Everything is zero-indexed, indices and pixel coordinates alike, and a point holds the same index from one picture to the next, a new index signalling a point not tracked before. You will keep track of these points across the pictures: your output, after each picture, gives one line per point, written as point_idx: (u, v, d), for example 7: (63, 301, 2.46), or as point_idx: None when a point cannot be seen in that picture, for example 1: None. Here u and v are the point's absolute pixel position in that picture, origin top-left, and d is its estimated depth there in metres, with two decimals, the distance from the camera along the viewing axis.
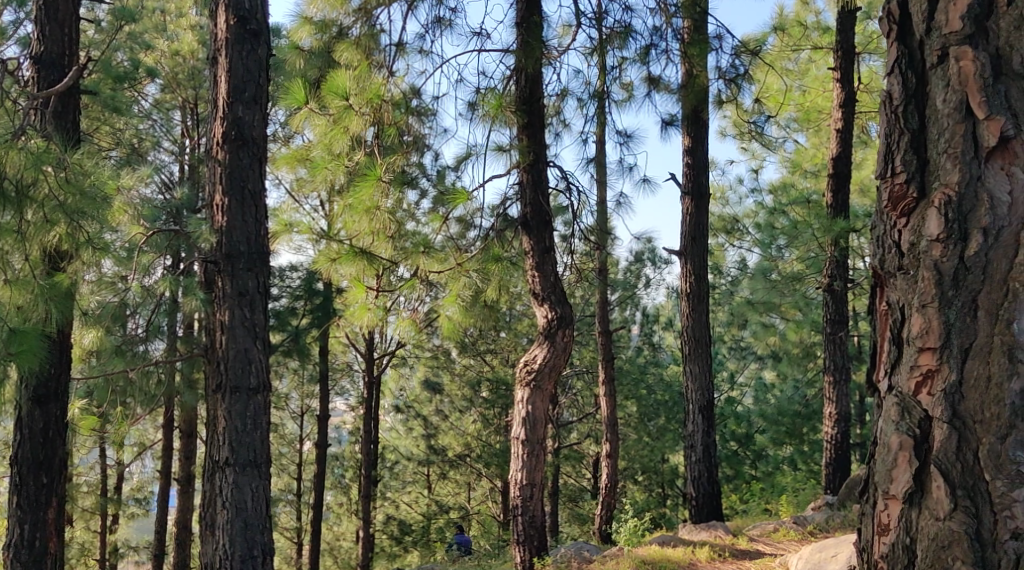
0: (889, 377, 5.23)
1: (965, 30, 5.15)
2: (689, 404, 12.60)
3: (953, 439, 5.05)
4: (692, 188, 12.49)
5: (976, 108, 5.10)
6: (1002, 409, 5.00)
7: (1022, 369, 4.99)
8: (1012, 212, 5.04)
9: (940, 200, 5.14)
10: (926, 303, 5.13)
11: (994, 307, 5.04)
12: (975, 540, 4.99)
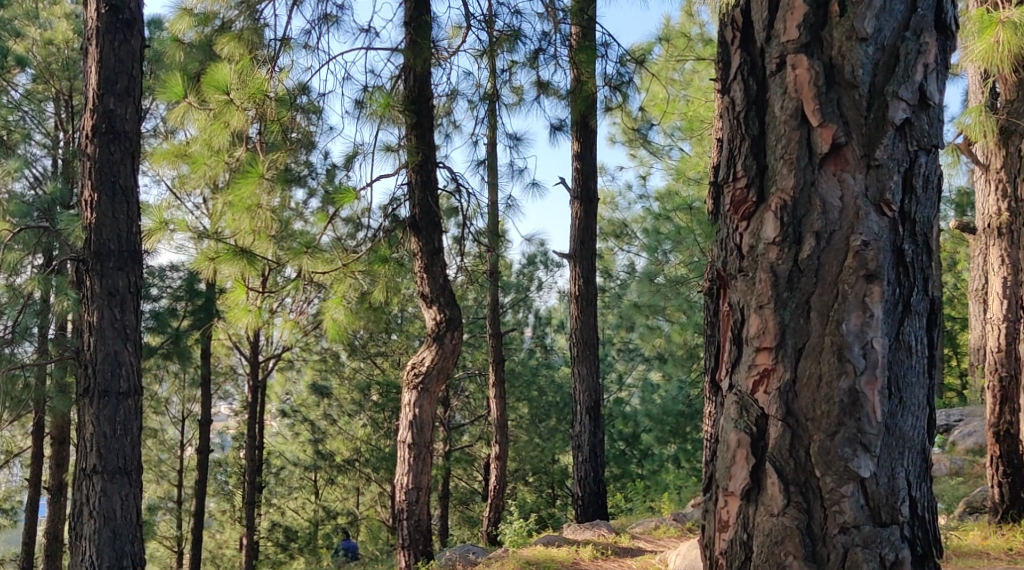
0: (729, 377, 5.35)
1: (802, 39, 5.30)
2: (577, 405, 12.68)
3: (787, 437, 5.20)
4: (581, 193, 12.57)
5: (811, 114, 5.26)
6: (832, 407, 5.16)
7: (850, 368, 5.16)
8: (844, 216, 5.21)
9: (776, 204, 5.27)
10: (763, 304, 5.27)
11: (825, 309, 5.20)
12: (807, 535, 5.14)
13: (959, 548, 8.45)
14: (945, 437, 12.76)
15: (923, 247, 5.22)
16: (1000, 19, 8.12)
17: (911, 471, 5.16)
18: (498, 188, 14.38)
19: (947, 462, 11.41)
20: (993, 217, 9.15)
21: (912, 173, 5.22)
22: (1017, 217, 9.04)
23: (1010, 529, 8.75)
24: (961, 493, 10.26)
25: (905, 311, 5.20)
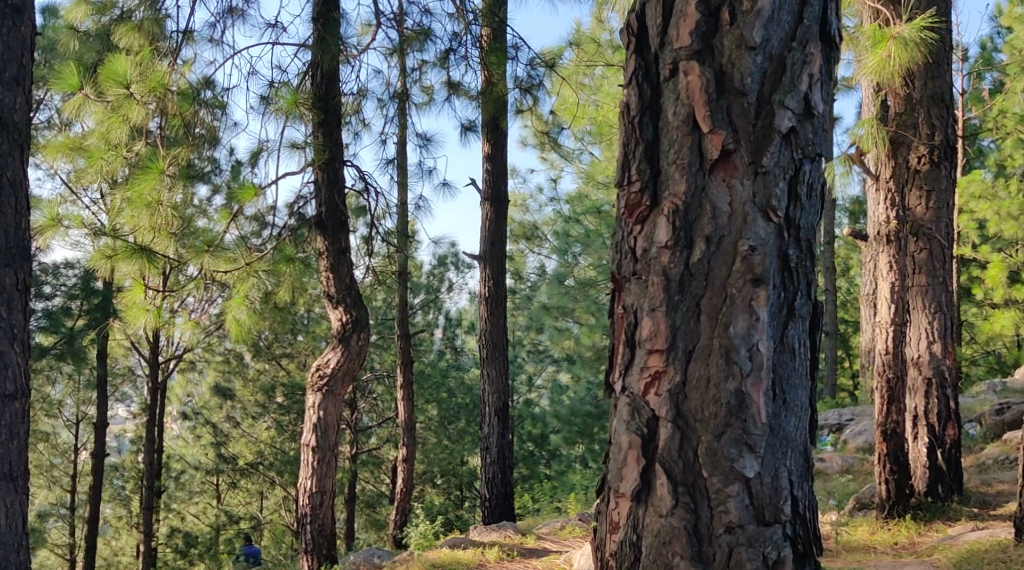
0: (622, 379, 5.40)
1: (694, 46, 5.37)
2: (485, 407, 12.65)
3: (676, 438, 5.27)
4: (492, 194, 12.50)
5: (702, 120, 5.33)
6: (720, 408, 5.24)
7: (736, 370, 5.24)
8: (733, 221, 5.29)
9: (668, 209, 5.34)
10: (655, 307, 5.33)
11: (715, 312, 5.28)
12: (693, 534, 5.22)
13: (848, 543, 8.62)
14: (838, 436, 13.02)
15: (807, 252, 5.32)
16: (893, 34, 8.31)
17: (793, 471, 5.26)
18: (406, 188, 14.35)
19: (838, 459, 11.65)
20: (880, 224, 9.34)
21: (797, 180, 5.32)
22: (906, 225, 9.26)
23: (898, 524, 8.99)
24: (849, 490, 10.49)
25: (789, 315, 5.30)
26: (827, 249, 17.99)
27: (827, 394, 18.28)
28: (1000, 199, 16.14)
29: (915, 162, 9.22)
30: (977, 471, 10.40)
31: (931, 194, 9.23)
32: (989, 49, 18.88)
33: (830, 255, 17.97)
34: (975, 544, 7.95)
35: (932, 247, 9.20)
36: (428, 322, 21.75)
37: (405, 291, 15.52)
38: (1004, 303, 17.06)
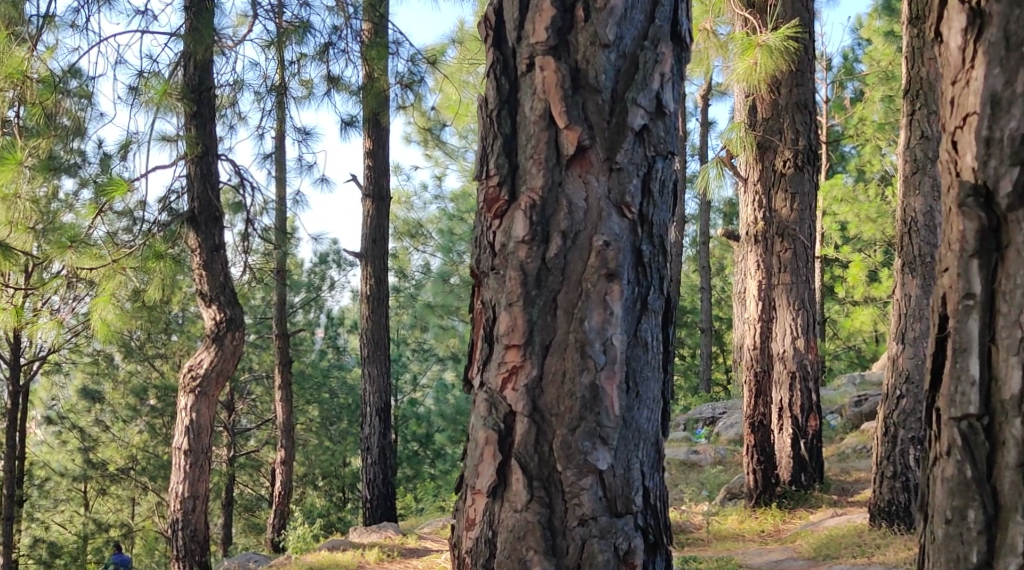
0: (479, 375, 4.56)
1: (549, 43, 4.55)
2: (365, 407, 11.74)
3: (532, 435, 4.44)
4: (372, 190, 11.77)
5: (558, 115, 4.51)
6: (575, 400, 4.43)
7: (591, 363, 4.44)
8: (592, 215, 4.49)
9: (526, 204, 4.50)
10: (512, 302, 4.49)
11: (572, 305, 4.46)
12: (548, 527, 4.39)
13: (718, 532, 8.78)
14: (711, 429, 13.18)
15: (660, 249, 4.57)
16: (759, 41, 8.33)
17: (646, 461, 4.48)
18: (284, 184, 14.17)
19: (711, 452, 11.79)
20: (748, 225, 9.53)
21: (650, 177, 4.56)
22: (772, 225, 9.42)
23: (765, 512, 9.16)
24: (720, 480, 10.62)
25: (642, 310, 4.53)
26: (702, 249, 18.28)
27: (701, 389, 18.56)
28: (861, 202, 16.61)
29: (780, 166, 9.33)
30: (837, 459, 10.72)
31: (797, 197, 9.31)
32: (851, 59, 19.46)
33: (705, 255, 18.24)
34: (834, 531, 8.14)
35: (796, 247, 9.34)
36: (310, 321, 21.51)
37: (283, 290, 15.29)
38: (864, 301, 17.54)
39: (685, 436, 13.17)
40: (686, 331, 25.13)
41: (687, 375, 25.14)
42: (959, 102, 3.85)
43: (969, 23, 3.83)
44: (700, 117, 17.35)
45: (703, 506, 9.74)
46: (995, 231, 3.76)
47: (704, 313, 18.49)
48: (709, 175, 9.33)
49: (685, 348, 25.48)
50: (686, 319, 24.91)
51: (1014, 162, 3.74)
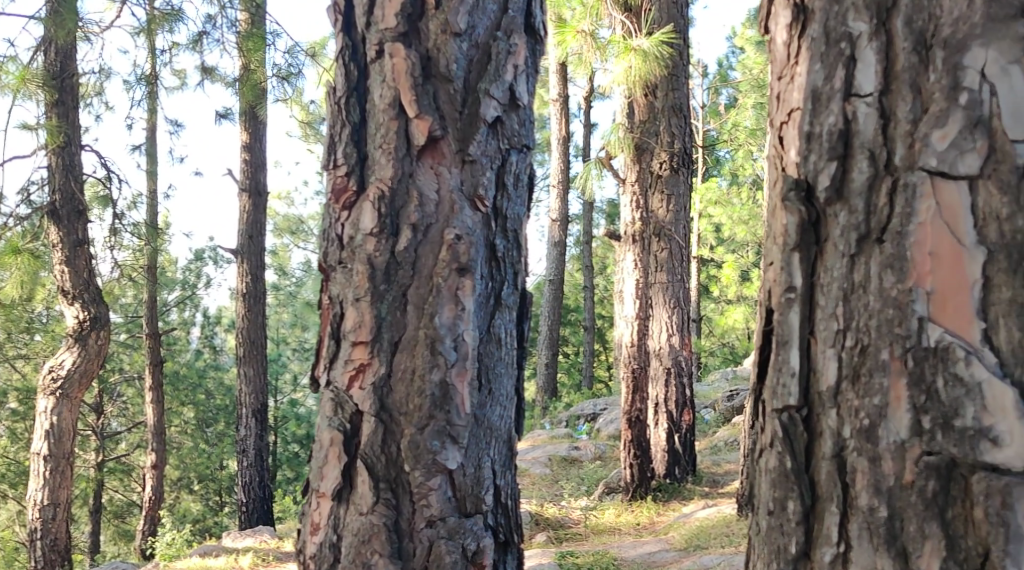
0: (316, 372, 3.62)
1: (400, 28, 3.70)
2: (240, 408, 10.55)
3: (377, 436, 3.50)
4: (248, 185, 10.25)
5: (408, 105, 3.65)
6: (423, 400, 3.54)
7: (441, 362, 3.58)
8: (444, 208, 3.66)
9: (374, 194, 3.61)
10: (359, 297, 3.55)
11: (423, 300, 3.58)
12: (393, 531, 3.47)
13: (596, 526, 8.09)
14: (592, 426, 13.15)
15: (514, 243, 3.84)
16: (634, 45, 7.73)
17: (497, 460, 3.72)
18: (157, 177, 13.61)
19: (592, 448, 11.63)
20: (625, 224, 8.76)
21: (505, 171, 3.84)
22: (649, 225, 8.71)
23: (640, 504, 8.48)
24: (598, 475, 10.29)
25: (496, 305, 3.79)
26: (585, 249, 18.22)
27: (584, 385, 18.55)
28: (733, 205, 16.81)
29: (658, 168, 8.68)
30: (711, 452, 10.79)
31: (673, 198, 8.66)
32: (724, 65, 19.76)
33: (588, 254, 18.20)
34: (705, 520, 7.63)
35: (673, 248, 8.72)
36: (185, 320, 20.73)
37: (155, 287, 14.68)
38: (738, 300, 17.76)
39: (567, 433, 13.01)
40: (569, 330, 25.30)
41: (570, 373, 25.27)
42: (783, 99, 2.24)
43: (793, 18, 2.23)
44: (584, 118, 17.27)
45: (578, 502, 9.03)
46: (817, 226, 2.15)
47: (587, 311, 18.49)
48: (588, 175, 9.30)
49: (569, 346, 25.62)
50: (569, 318, 24.95)
51: (830, 152, 2.13)
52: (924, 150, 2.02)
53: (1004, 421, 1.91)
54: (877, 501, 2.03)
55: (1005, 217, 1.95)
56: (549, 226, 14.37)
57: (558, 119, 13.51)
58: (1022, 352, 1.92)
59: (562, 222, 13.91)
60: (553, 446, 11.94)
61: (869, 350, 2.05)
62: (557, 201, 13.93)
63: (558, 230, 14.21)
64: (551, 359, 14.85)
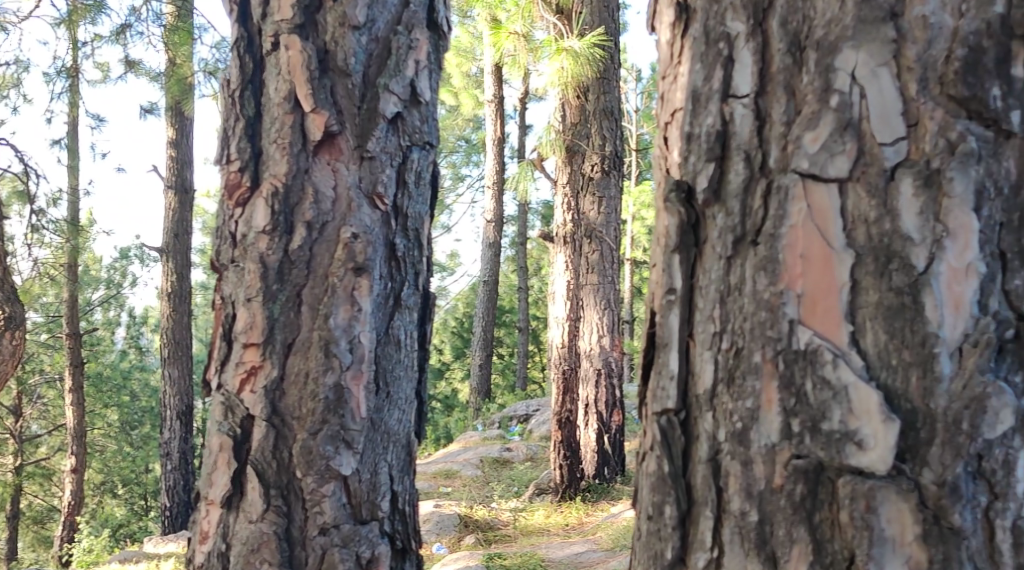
0: (206, 376, 3.48)
1: (296, 20, 3.50)
2: (166, 410, 10.19)
3: (268, 441, 3.38)
4: (176, 183, 9.77)
5: (304, 98, 3.45)
6: (315, 405, 3.42)
7: (335, 365, 3.45)
8: (342, 207, 3.49)
9: (267, 191, 3.43)
10: (251, 297, 3.39)
11: (318, 301, 3.43)
12: (283, 540, 3.37)
13: (525, 527, 7.42)
14: (524, 426, 13.01)
15: (416, 243, 3.69)
16: (564, 45, 7.12)
17: (393, 465, 3.61)
18: (78, 172, 13.19)
19: (524, 449, 11.08)
20: (555, 226, 8.16)
21: (405, 169, 3.67)
22: (579, 227, 8.07)
23: (569, 504, 7.84)
24: (531, 476, 9.60)
25: (395, 306, 3.64)
26: (520, 251, 18.14)
27: (518, 386, 18.52)
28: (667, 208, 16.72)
29: (589, 169, 8.00)
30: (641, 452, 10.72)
31: (605, 201, 8.04)
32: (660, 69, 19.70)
33: (524, 257, 18.10)
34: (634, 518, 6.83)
35: (603, 250, 8.02)
36: (110, 321, 20.19)
37: (77, 286, 14.28)
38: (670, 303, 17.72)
39: (499, 434, 12.90)
40: (503, 331, 25.17)
41: (504, 375, 25.21)
42: (666, 97, 2.23)
43: (675, 16, 2.21)
44: (519, 119, 17.06)
45: (507, 503, 8.29)
46: (696, 228, 2.13)
47: (521, 313, 18.41)
48: (524, 176, 8.82)
49: (503, 347, 25.53)
50: (505, 319, 25.30)
51: (708, 153, 2.11)
52: (797, 152, 2.01)
53: (868, 423, 1.91)
54: (748, 504, 2.01)
55: (873, 219, 1.94)
56: (483, 226, 14.19)
57: (494, 119, 12.88)
58: (887, 354, 1.92)
59: (496, 222, 13.72)
60: (485, 448, 11.53)
61: (743, 352, 2.03)
62: (492, 203, 13.73)
63: (492, 231, 14.01)
64: (485, 359, 14.68)
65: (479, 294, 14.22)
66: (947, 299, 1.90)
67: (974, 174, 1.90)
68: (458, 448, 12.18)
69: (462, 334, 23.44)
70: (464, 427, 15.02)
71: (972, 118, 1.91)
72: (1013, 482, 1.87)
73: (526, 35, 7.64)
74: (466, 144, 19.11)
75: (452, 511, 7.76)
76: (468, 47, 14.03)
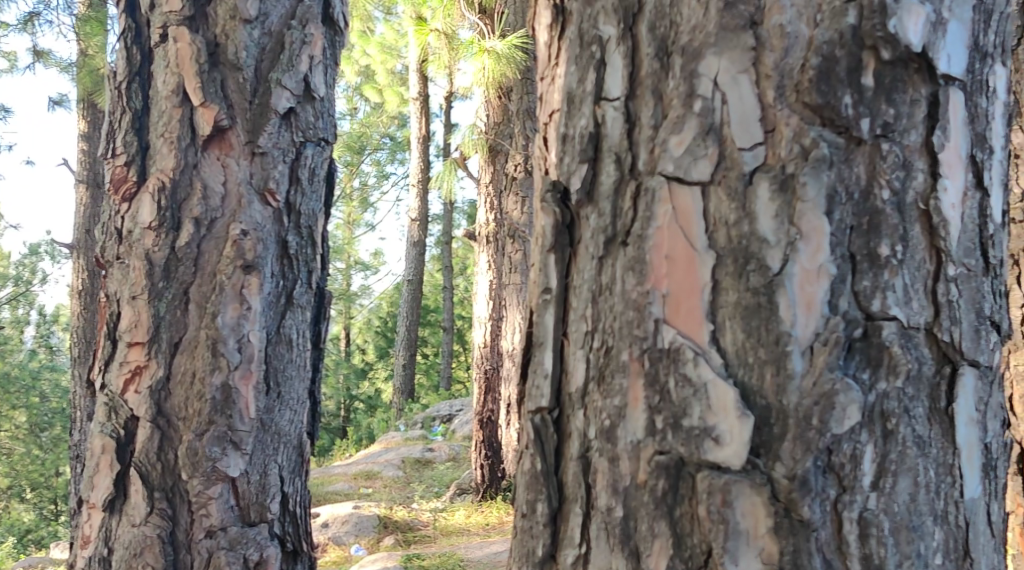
0: (94, 375, 3.45)
1: (185, 11, 3.45)
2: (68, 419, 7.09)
3: (154, 443, 3.36)
4: None
5: (192, 92, 3.42)
6: (202, 406, 3.39)
7: (222, 365, 3.41)
8: (231, 203, 3.45)
9: (154, 186, 3.39)
10: (136, 295, 3.37)
11: (205, 301, 3.41)
12: (167, 543, 3.35)
13: (445, 528, 7.13)
14: (447, 427, 12.89)
15: (309, 240, 3.65)
16: (486, 45, 6.41)
17: (284, 467, 3.60)
18: None
19: (446, 449, 10.97)
20: (478, 225, 7.96)
21: (298, 165, 3.61)
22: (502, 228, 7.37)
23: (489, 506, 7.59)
24: (451, 476, 9.40)
25: (288, 304, 3.60)
26: (445, 250, 18.03)
27: (444, 387, 18.34)
28: None
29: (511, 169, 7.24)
30: None
31: (527, 201, 7.21)
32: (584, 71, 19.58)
33: (448, 256, 17.91)
34: None
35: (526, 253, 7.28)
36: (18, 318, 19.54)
37: None
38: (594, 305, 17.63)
39: (422, 434, 12.77)
40: (429, 331, 25.02)
41: (429, 375, 25.02)
42: (544, 99, 2.27)
43: (553, 17, 2.25)
44: (443, 118, 16.79)
45: (427, 503, 7.92)
46: (571, 228, 2.17)
47: (446, 311, 18.15)
48: (449, 177, 8.45)
49: (427, 347, 25.33)
50: (429, 318, 24.89)
51: (582, 154, 2.14)
52: (662, 155, 2.05)
53: (724, 420, 1.97)
54: (613, 500, 2.06)
55: (732, 222, 2.00)
56: (409, 226, 13.87)
57: (419, 116, 12.61)
58: (744, 352, 1.98)
59: (422, 221, 13.36)
60: (408, 449, 11.34)
61: (611, 351, 2.08)
62: (417, 201, 13.35)
63: (417, 230, 13.70)
64: (408, 359, 14.49)
65: (404, 293, 13.96)
66: (800, 300, 1.96)
67: (826, 179, 1.96)
68: (382, 449, 12.09)
69: (385, 335, 22.72)
70: (386, 427, 14.86)
71: (824, 125, 1.97)
72: (860, 475, 1.94)
73: (448, 33, 7.49)
74: (391, 142, 17.84)
75: (370, 512, 7.28)
76: (393, 45, 13.34)
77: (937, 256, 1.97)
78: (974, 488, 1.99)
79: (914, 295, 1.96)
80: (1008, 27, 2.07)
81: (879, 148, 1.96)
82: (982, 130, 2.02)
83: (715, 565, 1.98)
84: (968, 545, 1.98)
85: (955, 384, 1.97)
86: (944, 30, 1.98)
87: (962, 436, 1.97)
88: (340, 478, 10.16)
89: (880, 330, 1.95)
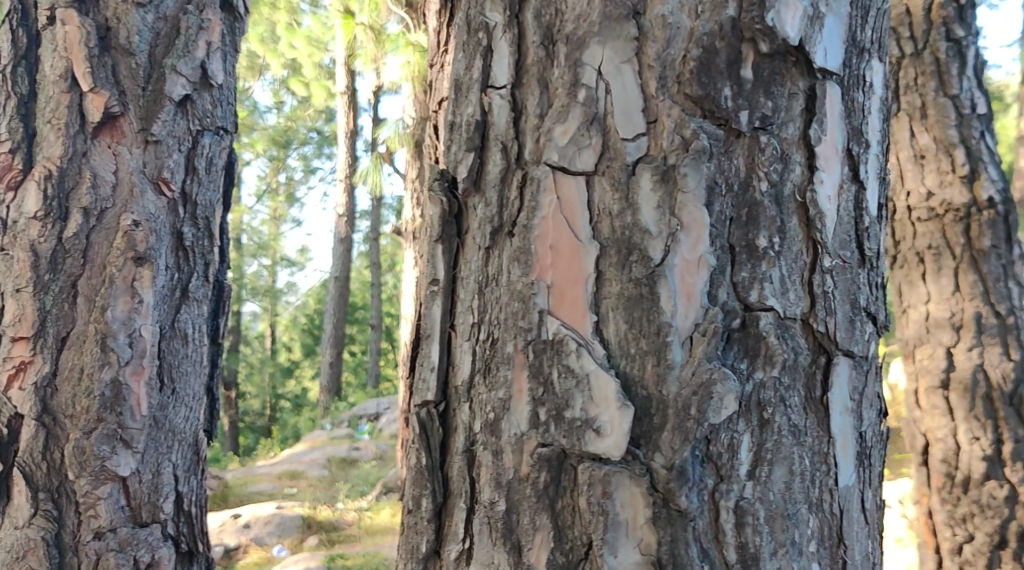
0: None
1: None
2: None
3: (39, 446, 3.12)
4: None
5: (82, 76, 3.18)
6: (92, 405, 3.16)
7: (113, 360, 3.18)
8: (122, 191, 3.23)
9: (40, 173, 3.14)
10: (20, 288, 3.13)
11: (95, 294, 3.18)
12: (53, 547, 3.12)
13: (370, 527, 7.01)
14: (374, 426, 12.76)
15: (205, 232, 3.41)
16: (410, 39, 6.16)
17: (179, 467, 3.36)
18: None
19: (372, 449, 10.84)
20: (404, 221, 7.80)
21: (195, 155, 3.38)
22: None
23: None
24: (376, 477, 9.26)
25: (182, 298, 3.37)
26: (374, 247, 17.79)
27: (369, 384, 18.11)
28: None
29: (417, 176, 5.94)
30: None
31: None
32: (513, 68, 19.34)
33: (375, 252, 17.65)
34: None
35: None
36: None
37: None
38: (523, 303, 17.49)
39: (348, 434, 12.52)
40: (357, 329, 24.81)
41: (357, 373, 24.83)
42: (434, 87, 2.22)
43: (442, 4, 2.22)
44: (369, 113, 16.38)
45: (353, 503, 7.74)
46: (458, 218, 2.12)
47: (373, 309, 17.86)
48: (376, 171, 8.31)
49: (354, 345, 25.10)
50: (356, 316, 24.67)
51: (468, 143, 2.09)
52: (548, 145, 2.04)
53: (605, 411, 1.98)
54: (497, 494, 2.04)
55: (615, 213, 2.00)
56: (336, 222, 13.53)
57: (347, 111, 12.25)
58: (626, 343, 1.99)
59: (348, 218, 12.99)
60: (333, 449, 11.18)
61: (497, 343, 2.05)
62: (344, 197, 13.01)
63: (343, 226, 13.38)
64: (333, 358, 14.25)
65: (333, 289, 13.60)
66: (680, 291, 1.98)
67: (706, 170, 1.98)
68: (306, 449, 11.92)
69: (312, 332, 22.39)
70: (311, 426, 14.60)
71: (705, 116, 1.99)
72: (736, 463, 1.97)
73: (374, 27, 7.03)
74: (317, 137, 16.95)
75: (294, 511, 7.07)
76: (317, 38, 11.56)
77: (814, 249, 2.00)
78: (848, 475, 2.02)
79: (791, 286, 1.99)
80: (885, 23, 2.10)
81: (758, 139, 1.99)
82: (858, 124, 2.05)
83: (593, 558, 1.99)
84: (842, 532, 2.01)
85: (829, 374, 2.00)
86: (821, 24, 2.01)
87: (837, 425, 2.01)
88: (264, 479, 9.99)
89: (757, 319, 1.98)
